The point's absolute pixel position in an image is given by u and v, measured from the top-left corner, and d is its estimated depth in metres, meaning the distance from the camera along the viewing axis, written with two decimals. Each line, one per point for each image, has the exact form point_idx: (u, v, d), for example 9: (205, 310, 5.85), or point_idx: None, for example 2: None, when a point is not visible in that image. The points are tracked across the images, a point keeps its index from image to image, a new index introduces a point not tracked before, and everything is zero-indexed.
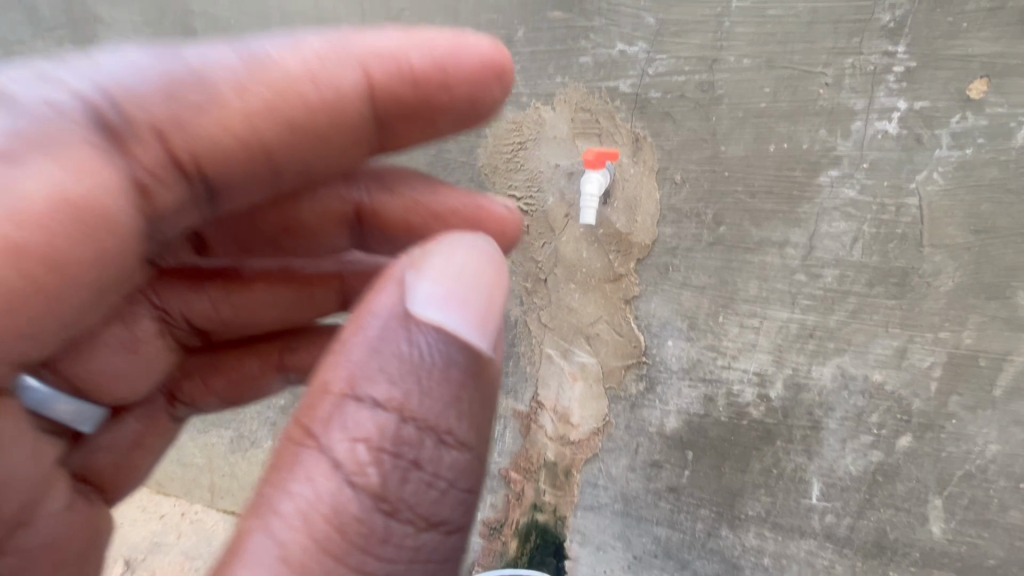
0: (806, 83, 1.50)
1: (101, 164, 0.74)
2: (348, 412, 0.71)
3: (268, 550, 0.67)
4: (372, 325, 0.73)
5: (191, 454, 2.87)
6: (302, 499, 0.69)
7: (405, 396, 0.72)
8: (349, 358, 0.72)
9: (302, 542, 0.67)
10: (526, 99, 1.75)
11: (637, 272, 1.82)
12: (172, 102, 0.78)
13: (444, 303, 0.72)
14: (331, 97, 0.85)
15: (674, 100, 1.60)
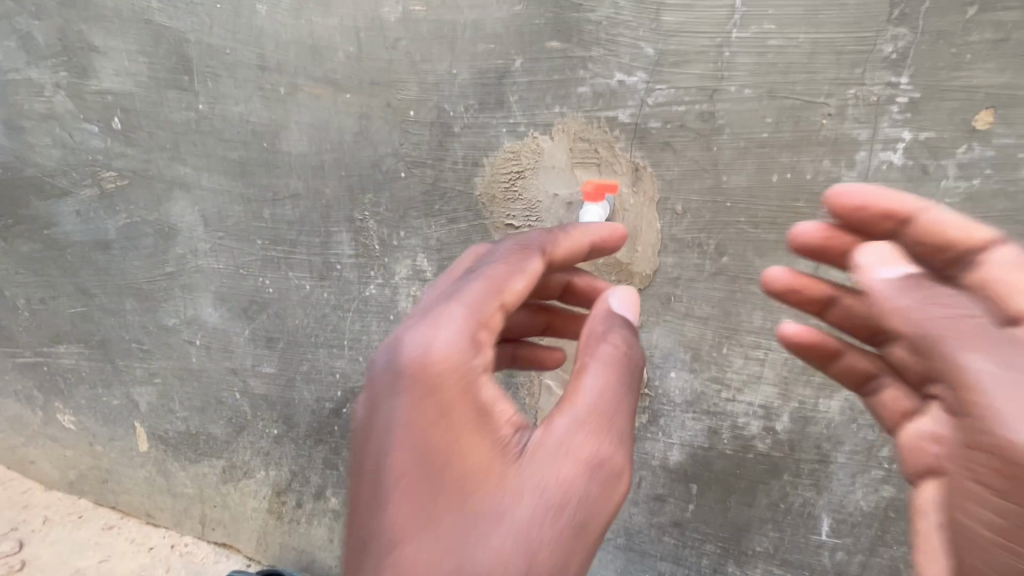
0: (808, 113, 1.47)
1: (508, 291, 0.99)
2: (601, 345, 0.96)
3: (555, 445, 0.88)
4: (601, 309, 1.04)
5: (184, 484, 2.68)
6: (583, 409, 0.90)
7: (633, 341, 0.99)
8: (594, 320, 1.02)
9: (590, 439, 0.89)
10: (523, 129, 1.67)
11: (638, 303, 1.78)
12: (526, 246, 1.08)
13: (630, 307, 1.08)
14: (576, 243, 1.16)
15: (675, 130, 1.56)
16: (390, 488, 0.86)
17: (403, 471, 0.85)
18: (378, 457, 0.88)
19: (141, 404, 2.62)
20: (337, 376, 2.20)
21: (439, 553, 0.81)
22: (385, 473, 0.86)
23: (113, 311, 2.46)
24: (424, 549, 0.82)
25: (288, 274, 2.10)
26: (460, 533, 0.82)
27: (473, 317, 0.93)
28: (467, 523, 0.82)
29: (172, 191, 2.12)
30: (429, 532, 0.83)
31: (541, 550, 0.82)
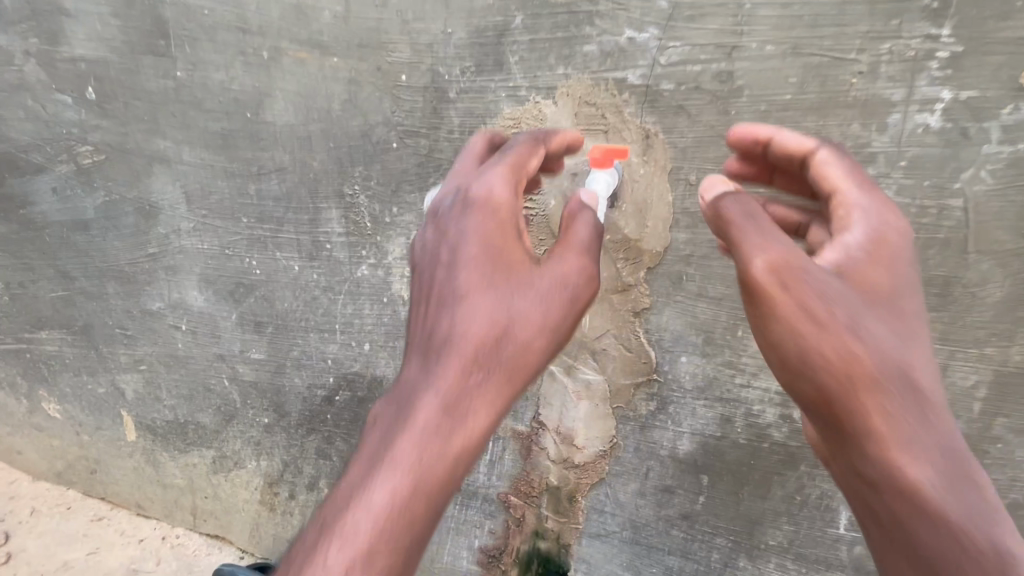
0: (837, 71, 1.34)
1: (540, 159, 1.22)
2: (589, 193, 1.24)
3: (569, 248, 1.11)
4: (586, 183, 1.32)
5: (174, 474, 2.57)
6: (582, 223, 1.15)
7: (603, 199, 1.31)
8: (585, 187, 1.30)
9: (589, 245, 1.13)
10: (524, 93, 1.54)
11: (647, 282, 1.67)
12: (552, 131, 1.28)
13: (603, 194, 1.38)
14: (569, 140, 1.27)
15: (689, 92, 1.43)
16: (453, 267, 1.09)
17: (468, 253, 1.08)
18: (448, 249, 1.11)
19: (127, 392, 2.51)
20: (329, 362, 2.09)
21: (487, 306, 1.04)
22: (450, 256, 1.10)
23: (95, 296, 2.35)
24: (475, 304, 1.04)
25: (275, 254, 1.99)
26: (506, 291, 1.06)
27: (523, 153, 1.17)
28: (510, 285, 1.06)
29: (151, 166, 1.99)
30: (481, 292, 1.05)
31: (561, 306, 1.06)
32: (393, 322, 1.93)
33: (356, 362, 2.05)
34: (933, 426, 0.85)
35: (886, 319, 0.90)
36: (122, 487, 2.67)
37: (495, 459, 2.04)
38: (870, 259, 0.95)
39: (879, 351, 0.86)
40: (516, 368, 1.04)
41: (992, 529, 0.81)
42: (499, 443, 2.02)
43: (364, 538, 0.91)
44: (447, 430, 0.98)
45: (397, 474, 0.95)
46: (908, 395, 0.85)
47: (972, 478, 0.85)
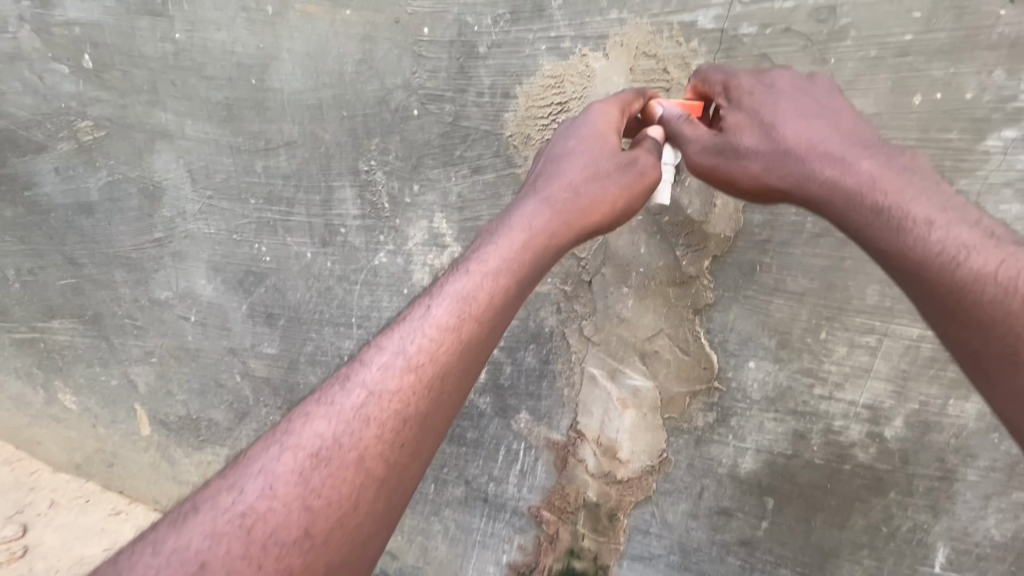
0: (976, 3, 1.05)
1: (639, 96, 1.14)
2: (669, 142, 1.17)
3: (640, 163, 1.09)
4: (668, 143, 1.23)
5: (189, 471, 2.27)
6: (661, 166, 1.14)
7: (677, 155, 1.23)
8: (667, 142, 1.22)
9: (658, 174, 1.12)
10: (567, 45, 1.29)
11: (711, 274, 1.45)
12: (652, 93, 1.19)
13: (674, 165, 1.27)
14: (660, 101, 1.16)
15: (776, 36, 1.14)
16: (560, 136, 1.15)
17: (576, 129, 1.12)
18: (562, 128, 1.16)
19: (139, 384, 2.23)
20: (344, 359, 1.88)
21: (587, 156, 1.08)
22: (558, 133, 1.15)
23: (104, 283, 2.13)
24: (579, 153, 1.09)
25: (286, 239, 1.79)
26: (605, 152, 1.08)
27: (631, 98, 1.13)
28: (608, 149, 1.07)
29: (153, 142, 1.82)
30: (585, 145, 1.09)
31: (645, 175, 1.07)
32: None
33: None
34: (823, 157, 0.98)
35: (758, 102, 1.03)
36: (140, 479, 2.35)
37: (526, 471, 1.74)
38: (750, 88, 1.05)
39: (750, 137, 1.01)
40: (601, 206, 1.06)
41: (888, 210, 0.91)
42: (532, 453, 1.72)
43: (487, 270, 0.99)
44: (550, 219, 1.05)
45: (507, 243, 1.02)
46: (787, 160, 0.99)
47: (879, 173, 0.95)
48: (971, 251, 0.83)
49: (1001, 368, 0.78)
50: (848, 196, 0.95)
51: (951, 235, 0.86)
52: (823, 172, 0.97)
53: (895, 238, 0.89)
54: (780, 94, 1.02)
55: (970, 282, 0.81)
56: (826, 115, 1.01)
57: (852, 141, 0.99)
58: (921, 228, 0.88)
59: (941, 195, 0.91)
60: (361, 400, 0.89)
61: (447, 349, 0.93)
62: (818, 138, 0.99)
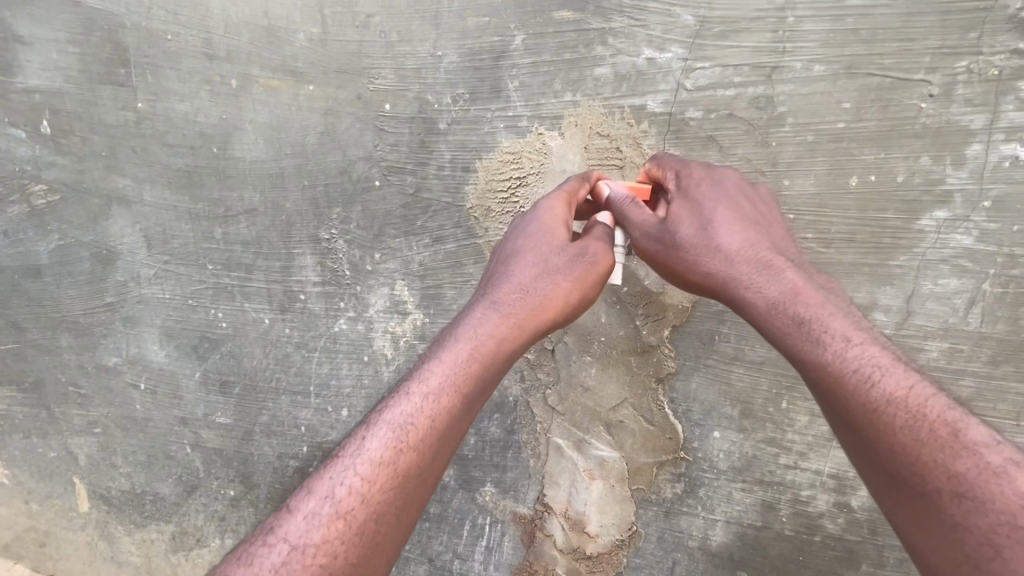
0: (902, 94, 1.12)
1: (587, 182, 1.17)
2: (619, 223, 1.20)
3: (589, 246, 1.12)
4: None
5: (130, 551, 2.09)
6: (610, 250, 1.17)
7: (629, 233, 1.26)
8: None
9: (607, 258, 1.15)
10: (525, 123, 1.32)
11: (672, 343, 1.46)
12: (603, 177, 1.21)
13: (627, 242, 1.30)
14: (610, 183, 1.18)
15: (721, 120, 1.20)
16: (509, 237, 1.16)
17: (523, 229, 1.14)
18: (512, 226, 1.18)
19: (79, 456, 2.08)
20: (302, 429, 1.81)
21: (535, 259, 1.09)
22: (508, 234, 1.17)
23: (48, 349, 2.02)
24: (527, 255, 1.10)
25: (244, 305, 1.74)
26: (553, 244, 1.10)
27: (575, 184, 1.16)
28: (557, 241, 1.09)
29: (110, 206, 1.78)
30: (532, 246, 1.10)
31: (595, 262, 1.08)
32: (374, 385, 1.67)
33: (332, 430, 1.77)
34: (751, 263, 0.99)
35: (699, 198, 1.05)
36: (74, 562, 2.15)
37: (492, 547, 1.65)
38: (693, 184, 1.07)
39: (688, 232, 1.03)
40: (551, 305, 1.07)
41: (808, 320, 0.92)
42: (497, 528, 1.64)
43: (427, 391, 0.97)
44: (497, 329, 1.04)
45: (454, 355, 1.01)
46: (717, 260, 1.00)
47: (802, 284, 0.97)
48: (884, 374, 0.85)
49: (912, 494, 0.79)
50: (771, 304, 0.96)
51: (867, 354, 0.87)
52: (750, 276, 0.98)
53: (813, 349, 0.90)
54: (717, 195, 1.05)
55: (882, 406, 0.82)
56: (757, 221, 1.04)
57: (777, 249, 1.02)
58: (837, 343, 0.89)
59: (852, 312, 0.95)
60: (284, 556, 0.83)
61: (382, 487, 0.89)
62: (748, 243, 1.01)
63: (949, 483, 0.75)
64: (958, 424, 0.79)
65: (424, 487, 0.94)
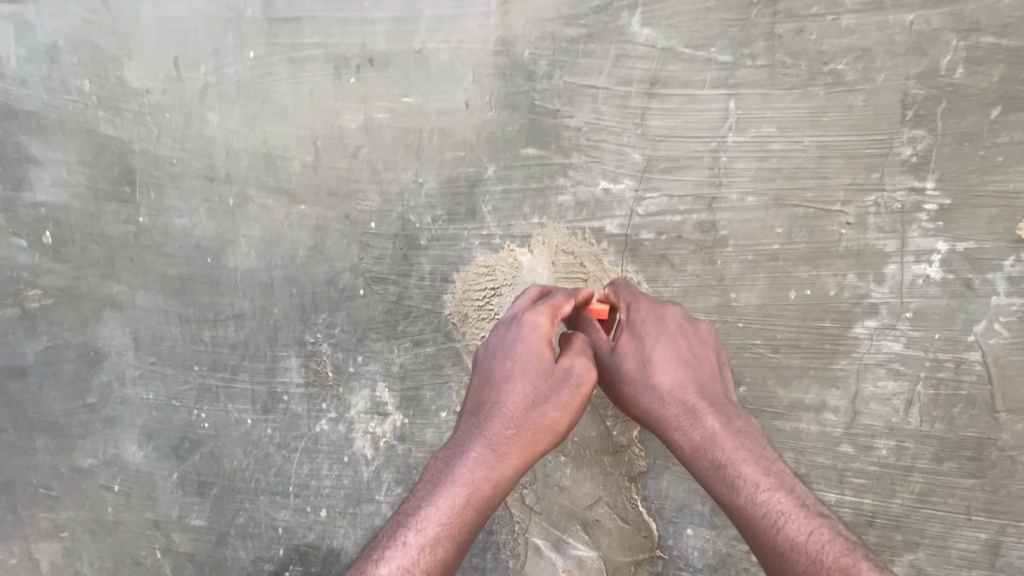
0: (825, 222, 1.28)
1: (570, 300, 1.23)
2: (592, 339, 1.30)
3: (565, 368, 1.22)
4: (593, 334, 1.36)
5: None
6: None
7: None
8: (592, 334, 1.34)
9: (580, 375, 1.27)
10: (497, 241, 1.46)
11: (641, 443, 1.51)
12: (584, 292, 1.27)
13: None
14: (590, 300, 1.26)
15: (671, 242, 1.35)
16: (498, 354, 1.20)
17: (512, 349, 1.18)
18: (498, 341, 1.21)
19: (42, 563, 2.00)
20: (279, 532, 1.79)
21: (522, 389, 1.14)
22: (495, 349, 1.20)
23: (21, 451, 1.98)
24: (514, 385, 1.15)
25: (227, 406, 1.78)
26: (540, 370, 1.15)
27: (562, 299, 1.21)
28: (542, 369, 1.15)
29: (102, 311, 1.85)
30: (521, 374, 1.16)
31: (579, 388, 1.15)
32: (353, 485, 1.70)
33: (310, 531, 1.76)
34: (680, 406, 1.13)
35: (642, 339, 1.19)
36: None
37: None
38: (643, 323, 1.20)
39: (633, 372, 1.17)
40: (541, 437, 1.13)
41: (727, 465, 1.06)
42: None
43: (423, 541, 1.02)
44: (491, 468, 1.10)
45: (448, 500, 1.06)
46: (655, 402, 1.14)
47: (722, 427, 1.10)
48: (787, 520, 0.98)
49: None
50: (696, 447, 1.10)
51: (775, 501, 1.00)
52: (679, 419, 1.12)
53: (733, 495, 1.04)
54: (658, 337, 1.18)
55: (786, 552, 0.96)
56: (691, 361, 1.17)
57: (705, 391, 1.15)
58: (750, 488, 1.03)
59: (767, 455, 1.08)
60: None
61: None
62: (678, 385, 1.14)
63: None
64: (852, 569, 0.91)
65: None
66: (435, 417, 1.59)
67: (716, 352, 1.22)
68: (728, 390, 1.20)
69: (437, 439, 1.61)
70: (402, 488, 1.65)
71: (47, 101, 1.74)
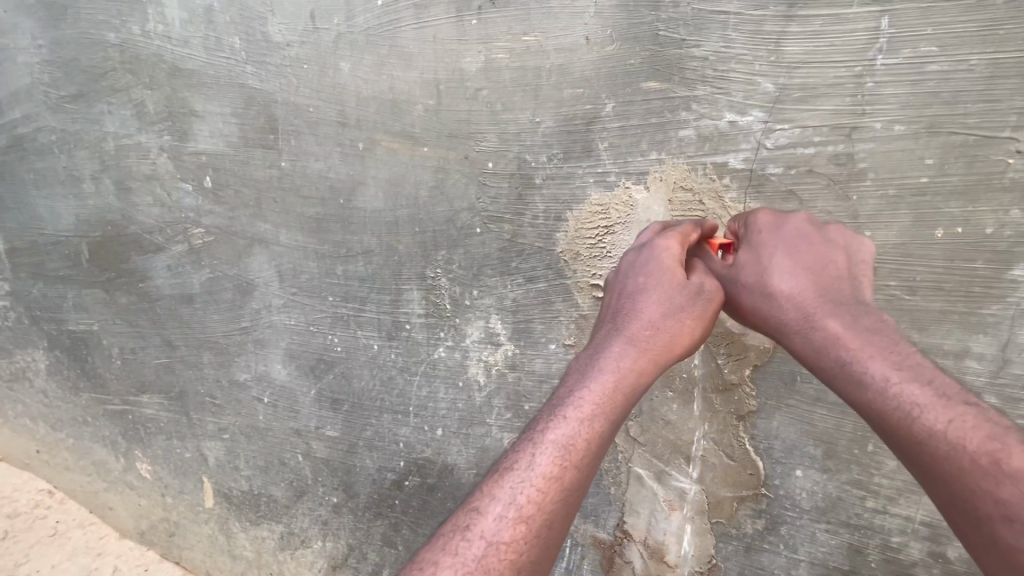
0: (987, 151, 1.17)
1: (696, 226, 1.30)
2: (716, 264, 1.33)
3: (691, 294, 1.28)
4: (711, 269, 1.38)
5: (246, 547, 2.41)
6: None
7: None
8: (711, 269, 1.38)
9: None
10: (613, 178, 1.48)
11: (754, 383, 1.51)
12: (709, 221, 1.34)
13: None
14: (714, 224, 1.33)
15: (801, 176, 1.30)
16: (631, 274, 1.28)
17: (644, 267, 1.26)
18: (630, 263, 1.29)
19: (209, 458, 2.41)
20: (400, 446, 2.03)
21: (659, 297, 1.21)
22: (627, 269, 1.29)
23: (192, 364, 2.36)
24: (650, 295, 1.22)
25: (356, 333, 2.00)
26: (674, 283, 1.21)
27: (687, 228, 1.29)
28: (678, 279, 1.21)
29: (252, 247, 2.11)
30: (655, 284, 1.22)
31: (711, 300, 1.23)
32: (467, 408, 1.86)
33: (427, 447, 1.98)
34: (798, 311, 1.14)
35: (760, 253, 1.21)
36: (196, 553, 2.51)
37: (571, 569, 1.78)
38: (764, 237, 1.22)
39: (751, 284, 1.20)
40: (679, 340, 1.20)
41: (851, 362, 1.05)
42: (578, 550, 1.76)
43: (582, 416, 1.10)
44: (638, 361, 1.16)
45: (602, 383, 1.13)
46: (773, 311, 1.16)
47: (845, 327, 1.09)
48: (923, 410, 0.94)
49: (968, 518, 0.87)
50: (817, 348, 1.10)
51: (906, 391, 0.97)
52: (798, 324, 1.13)
53: (859, 391, 1.03)
54: (775, 250, 1.19)
55: (923, 440, 0.92)
56: (811, 267, 1.16)
57: (826, 295, 1.14)
58: (880, 381, 1.01)
59: (903, 352, 1.03)
60: (483, 549, 0.97)
61: (554, 496, 1.04)
62: (798, 290, 1.14)
63: (998, 508, 0.84)
64: (995, 448, 0.86)
65: (581, 494, 1.09)
66: (545, 349, 1.69)
67: (846, 259, 1.18)
68: (861, 295, 1.16)
69: (546, 369, 1.71)
70: (511, 413, 1.79)
71: (206, 59, 1.97)
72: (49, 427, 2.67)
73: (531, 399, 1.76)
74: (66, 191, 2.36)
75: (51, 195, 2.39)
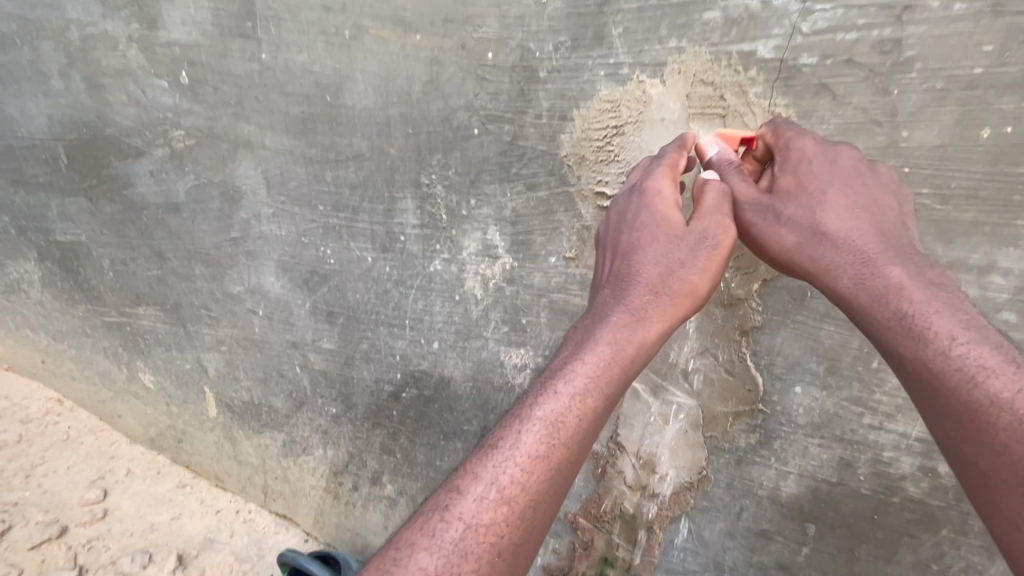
0: None
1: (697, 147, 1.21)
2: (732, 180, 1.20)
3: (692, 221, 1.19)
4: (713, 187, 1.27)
5: (250, 453, 2.48)
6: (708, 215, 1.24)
7: None
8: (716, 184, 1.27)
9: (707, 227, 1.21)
10: (625, 71, 1.34)
11: (760, 298, 1.45)
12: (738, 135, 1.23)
13: None
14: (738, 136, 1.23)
15: (838, 67, 1.16)
16: (625, 230, 1.19)
17: (636, 220, 1.17)
18: (624, 218, 1.21)
19: (209, 370, 2.42)
20: (397, 358, 2.01)
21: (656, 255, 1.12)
22: (622, 226, 1.20)
23: (184, 276, 2.30)
24: (645, 254, 1.13)
25: (349, 244, 1.92)
26: (670, 237, 1.12)
27: (675, 155, 1.21)
28: (675, 232, 1.12)
29: (236, 150, 1.98)
30: (650, 240, 1.14)
31: (718, 246, 1.10)
32: (464, 321, 1.82)
33: (424, 360, 1.96)
34: (857, 256, 1.04)
35: (810, 180, 1.10)
36: (203, 458, 2.59)
37: None
38: (814, 162, 1.11)
39: (800, 216, 1.09)
40: (682, 301, 1.11)
41: (913, 313, 0.97)
42: None
43: (572, 393, 1.04)
44: (635, 332, 1.09)
45: (594, 360, 1.07)
46: (825, 248, 1.07)
47: (909, 276, 1.01)
48: (990, 375, 0.88)
49: (1008, 487, 0.84)
50: (877, 294, 1.01)
51: (971, 352, 0.91)
52: (853, 270, 1.04)
53: (914, 346, 0.95)
54: (835, 179, 1.09)
55: (982, 408, 0.87)
56: (869, 205, 1.07)
57: (887, 240, 1.05)
58: (943, 340, 0.93)
59: (965, 311, 0.96)
60: (461, 531, 0.96)
61: (539, 476, 1.00)
62: (857, 232, 1.06)
63: None
64: None
65: (572, 471, 1.05)
66: (545, 262, 1.62)
67: (898, 202, 1.10)
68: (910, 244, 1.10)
69: (544, 284, 1.64)
70: (508, 328, 1.75)
71: None
72: (49, 337, 2.67)
73: (529, 314, 1.71)
74: (33, 88, 2.19)
75: (19, 93, 2.22)
